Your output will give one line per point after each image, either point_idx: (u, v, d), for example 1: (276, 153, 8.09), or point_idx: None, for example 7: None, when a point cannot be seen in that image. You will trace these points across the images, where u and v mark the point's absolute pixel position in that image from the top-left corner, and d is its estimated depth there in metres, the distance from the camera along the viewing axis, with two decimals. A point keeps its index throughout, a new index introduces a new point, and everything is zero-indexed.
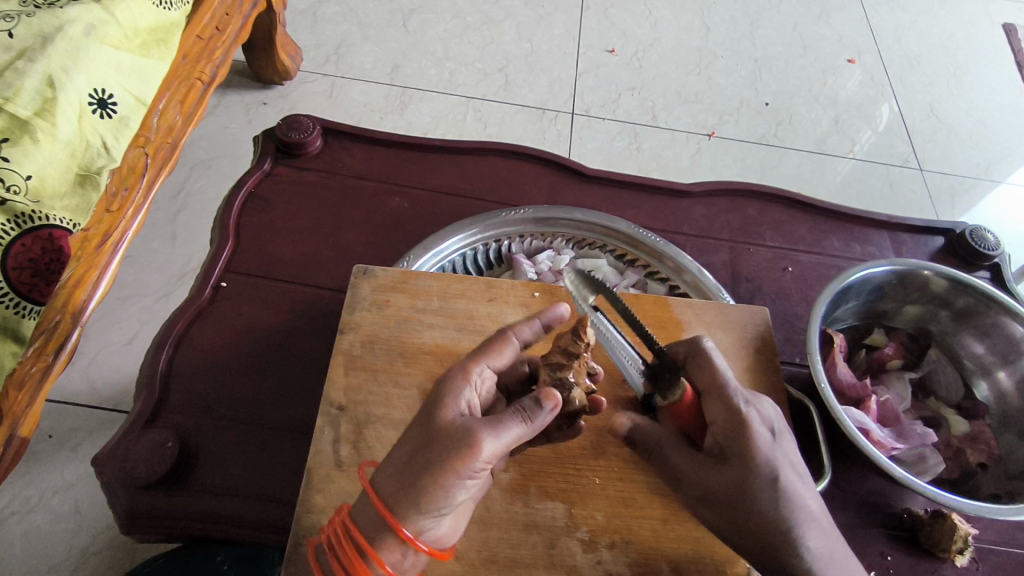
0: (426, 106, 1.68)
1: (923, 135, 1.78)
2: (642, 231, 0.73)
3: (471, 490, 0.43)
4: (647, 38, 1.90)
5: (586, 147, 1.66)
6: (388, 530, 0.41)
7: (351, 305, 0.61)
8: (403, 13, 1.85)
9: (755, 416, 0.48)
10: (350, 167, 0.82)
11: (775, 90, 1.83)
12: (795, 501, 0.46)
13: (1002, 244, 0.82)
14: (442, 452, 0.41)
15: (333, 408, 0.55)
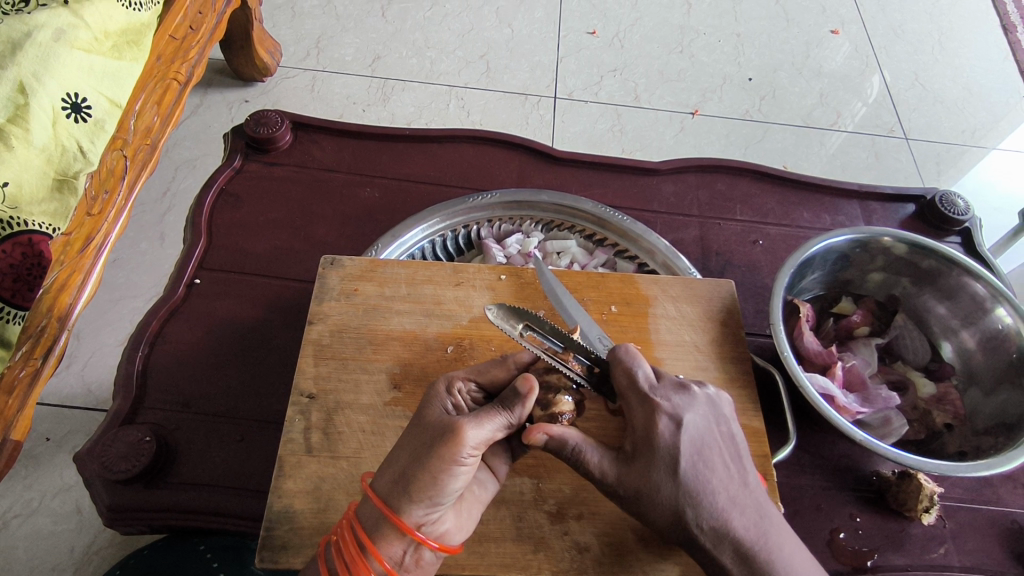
0: (407, 96, 1.68)
1: (909, 105, 1.78)
2: (609, 211, 0.73)
3: (463, 482, 0.43)
4: (628, 18, 1.89)
5: (569, 130, 1.66)
6: (385, 525, 0.42)
7: (319, 295, 0.62)
8: (382, 4, 1.85)
9: (661, 411, 0.48)
10: (320, 161, 0.83)
11: (758, 64, 1.82)
12: (694, 490, 0.47)
13: (972, 209, 0.82)
14: (429, 446, 0.42)
15: (304, 396, 0.57)
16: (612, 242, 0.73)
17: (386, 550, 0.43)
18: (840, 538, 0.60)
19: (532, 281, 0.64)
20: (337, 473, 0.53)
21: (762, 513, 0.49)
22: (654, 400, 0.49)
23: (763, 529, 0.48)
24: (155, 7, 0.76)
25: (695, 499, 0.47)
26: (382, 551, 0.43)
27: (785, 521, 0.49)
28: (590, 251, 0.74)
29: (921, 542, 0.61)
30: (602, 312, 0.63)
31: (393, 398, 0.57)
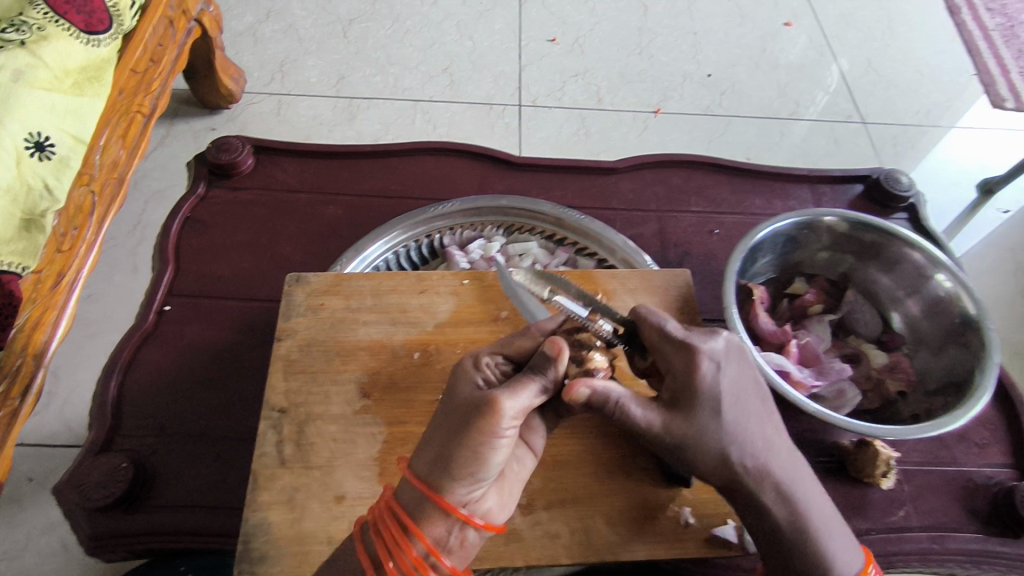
0: (374, 114, 1.70)
1: (864, 90, 1.83)
2: (566, 211, 0.75)
3: (504, 455, 0.42)
4: (586, 24, 1.93)
5: (536, 137, 1.68)
6: (428, 501, 0.40)
7: (286, 312, 0.64)
8: (343, 24, 1.87)
9: (700, 351, 0.49)
10: (284, 182, 0.85)
11: (716, 60, 1.87)
12: (737, 432, 0.49)
13: (916, 185, 0.85)
14: (470, 416, 0.41)
15: (275, 411, 0.58)
16: (571, 241, 0.75)
17: (430, 531, 0.40)
18: None
19: (494, 284, 0.66)
20: (310, 484, 0.54)
21: (788, 456, 0.51)
22: (692, 344, 0.50)
23: (792, 469, 0.50)
24: (115, 41, 0.77)
25: (739, 437, 0.48)
26: (426, 533, 0.40)
27: (802, 462, 0.52)
28: (551, 251, 0.76)
29: (882, 507, 0.63)
30: None
31: (363, 406, 0.58)
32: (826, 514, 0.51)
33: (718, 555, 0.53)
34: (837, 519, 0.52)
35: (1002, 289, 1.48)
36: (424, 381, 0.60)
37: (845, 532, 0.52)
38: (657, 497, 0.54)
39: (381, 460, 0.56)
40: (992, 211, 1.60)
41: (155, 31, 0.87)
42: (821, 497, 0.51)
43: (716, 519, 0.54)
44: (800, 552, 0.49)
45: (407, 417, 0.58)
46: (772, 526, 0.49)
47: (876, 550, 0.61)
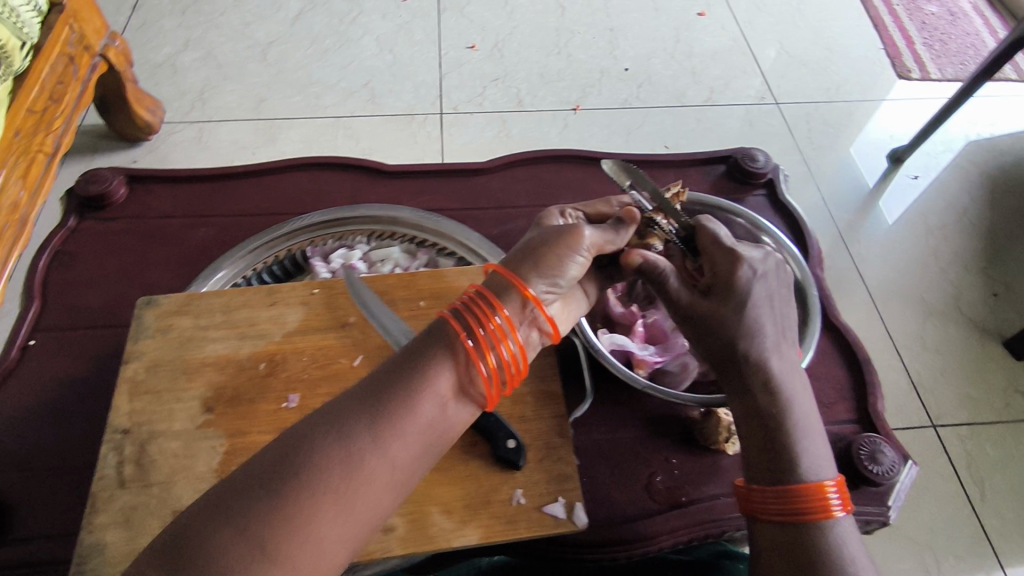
0: (295, 133, 1.64)
1: (775, 73, 1.73)
2: (425, 214, 0.78)
3: (576, 273, 0.57)
4: (506, 27, 1.86)
5: (457, 142, 1.62)
6: (512, 289, 0.54)
7: (135, 335, 0.65)
8: (262, 48, 1.79)
9: (745, 260, 0.57)
10: (156, 209, 0.85)
11: (632, 55, 1.79)
12: (751, 323, 0.56)
13: (773, 161, 0.89)
14: (560, 236, 0.57)
15: (118, 432, 0.60)
16: (432, 243, 0.78)
17: (509, 312, 0.53)
18: (657, 481, 0.66)
19: (343, 293, 0.67)
20: (147, 501, 0.56)
21: (790, 364, 0.58)
22: (739, 252, 0.57)
23: (787, 373, 0.57)
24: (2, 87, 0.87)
25: (748, 335, 0.56)
26: (506, 311, 0.53)
27: (803, 373, 0.59)
28: (414, 253, 0.78)
29: (731, 472, 0.66)
30: (412, 308, 0.67)
31: (206, 421, 0.61)
32: (811, 416, 0.57)
33: (550, 532, 0.55)
34: (819, 424, 0.58)
35: (912, 256, 1.35)
36: (267, 392, 0.62)
37: (824, 439, 0.57)
38: (492, 482, 0.57)
39: (219, 471, 0.58)
40: (901, 177, 1.47)
41: (47, 74, 0.98)
42: (807, 402, 0.57)
43: (546, 497, 0.57)
44: (777, 441, 0.55)
45: (248, 428, 0.60)
46: (758, 413, 0.56)
47: (723, 513, 0.64)
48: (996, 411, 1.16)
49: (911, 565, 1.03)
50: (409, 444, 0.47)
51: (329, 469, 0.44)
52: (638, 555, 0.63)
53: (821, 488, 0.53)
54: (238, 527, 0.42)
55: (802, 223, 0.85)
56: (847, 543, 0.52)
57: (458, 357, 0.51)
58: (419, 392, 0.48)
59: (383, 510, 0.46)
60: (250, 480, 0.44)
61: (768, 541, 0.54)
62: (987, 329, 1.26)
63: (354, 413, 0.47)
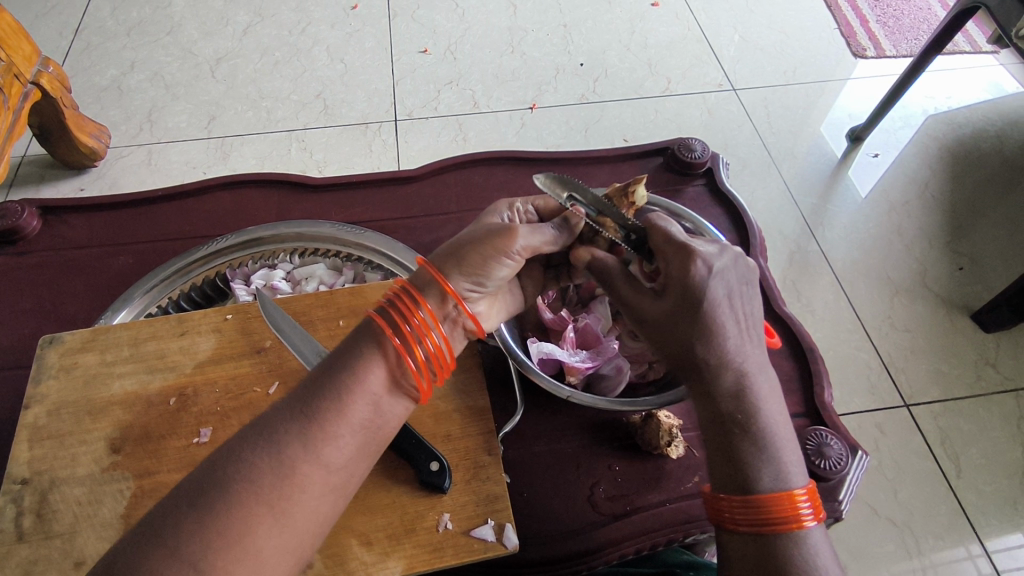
0: (248, 149, 1.45)
1: (749, 62, 1.63)
2: (346, 229, 0.77)
3: (506, 274, 0.54)
4: (458, 29, 1.67)
5: (413, 149, 1.46)
6: (434, 285, 0.52)
7: (37, 377, 0.61)
8: (211, 65, 1.58)
9: (698, 255, 0.51)
10: (72, 240, 0.83)
11: (587, 49, 1.65)
12: (709, 326, 0.51)
13: (710, 150, 0.88)
14: (488, 237, 0.52)
15: (16, 483, 0.55)
16: (355, 256, 0.77)
17: (433, 306, 0.51)
18: (599, 492, 0.63)
19: (259, 316, 0.64)
20: (50, 553, 0.51)
21: (758, 366, 0.53)
22: (692, 247, 0.52)
23: (754, 376, 0.52)
24: None
25: (707, 338, 0.51)
26: (429, 305, 0.51)
27: (773, 373, 0.54)
28: (339, 269, 0.78)
29: (676, 476, 0.64)
30: (330, 328, 0.64)
31: (112, 463, 0.56)
32: (780, 420, 0.53)
33: (480, 558, 0.52)
34: (790, 427, 0.54)
35: (876, 232, 1.34)
36: (178, 427, 0.58)
37: (795, 443, 0.53)
38: (416, 508, 0.54)
39: (126, 517, 0.53)
40: (862, 156, 1.45)
41: None
42: (776, 405, 0.53)
43: (475, 520, 0.53)
44: (743, 450, 0.51)
45: (157, 467, 0.56)
46: (722, 420, 0.52)
47: (670, 520, 0.61)
48: (967, 385, 1.15)
49: (892, 548, 1.00)
50: (342, 446, 0.46)
51: (260, 479, 0.43)
52: (583, 570, 0.60)
53: (791, 498, 0.49)
54: (169, 549, 0.40)
55: (741, 210, 0.83)
56: (819, 553, 0.49)
57: (385, 354, 0.49)
58: (347, 393, 0.47)
59: (323, 515, 0.45)
60: (180, 501, 0.43)
61: (739, 553, 0.51)
62: (955, 303, 1.24)
63: (283, 420, 0.46)
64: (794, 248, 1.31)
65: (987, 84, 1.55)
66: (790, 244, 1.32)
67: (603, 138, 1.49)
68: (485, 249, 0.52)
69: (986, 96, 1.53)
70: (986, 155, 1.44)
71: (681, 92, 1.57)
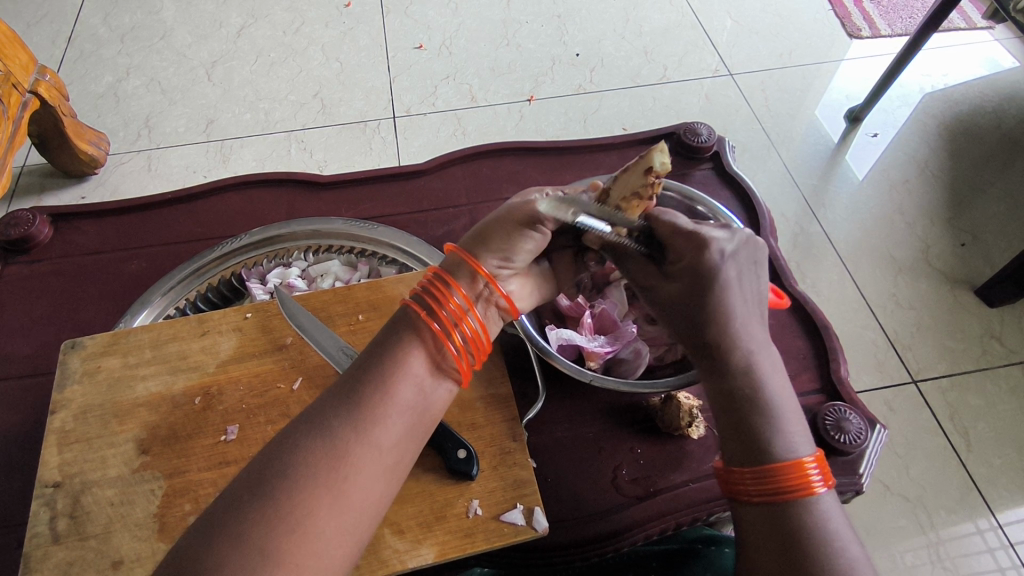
0: (248, 151, 1.45)
1: (735, 42, 1.64)
2: (359, 226, 0.78)
3: (532, 249, 0.54)
4: (452, 23, 1.67)
5: (413, 146, 1.46)
6: (466, 267, 0.53)
7: (61, 382, 0.61)
8: (206, 68, 1.58)
9: (712, 243, 0.51)
10: (85, 246, 0.83)
11: (583, 39, 1.65)
12: (721, 307, 0.51)
13: (714, 134, 0.88)
14: (509, 212, 0.53)
15: (48, 487, 0.55)
16: (369, 252, 0.78)
17: (465, 290, 0.53)
18: (623, 474, 0.64)
19: (279, 314, 0.65)
20: (86, 555, 0.52)
21: (764, 343, 0.53)
22: (702, 234, 0.52)
23: (760, 351, 0.53)
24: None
25: (718, 316, 0.51)
26: (462, 289, 0.52)
27: (776, 350, 0.54)
28: (354, 265, 0.79)
29: (698, 456, 0.65)
30: (350, 322, 0.65)
31: (142, 463, 0.56)
32: (785, 395, 0.53)
33: (511, 542, 0.53)
34: (795, 401, 0.54)
35: (877, 212, 1.34)
36: (206, 426, 0.58)
37: (801, 415, 0.54)
38: (447, 495, 0.54)
39: (159, 516, 0.54)
40: (861, 137, 1.45)
41: None
42: (781, 381, 0.53)
43: (504, 505, 0.54)
44: (754, 424, 0.51)
45: (187, 466, 0.56)
46: (731, 394, 0.52)
47: (692, 500, 0.62)
48: (973, 359, 1.16)
49: (905, 523, 1.01)
50: (390, 428, 0.46)
51: (316, 464, 0.43)
52: (610, 552, 0.61)
53: (801, 466, 0.50)
54: (234, 537, 0.40)
55: (749, 191, 0.84)
56: (831, 520, 0.49)
57: (424, 339, 0.50)
58: (392, 377, 0.48)
59: (379, 498, 0.45)
60: (240, 489, 0.43)
61: (756, 524, 0.50)
62: (958, 279, 1.25)
63: (331, 408, 0.46)
64: (797, 231, 1.31)
65: (983, 60, 1.56)
66: (793, 226, 1.32)
67: (603, 127, 1.49)
68: (511, 226, 0.53)
69: (982, 71, 1.54)
70: (984, 131, 1.44)
71: (677, 79, 1.57)
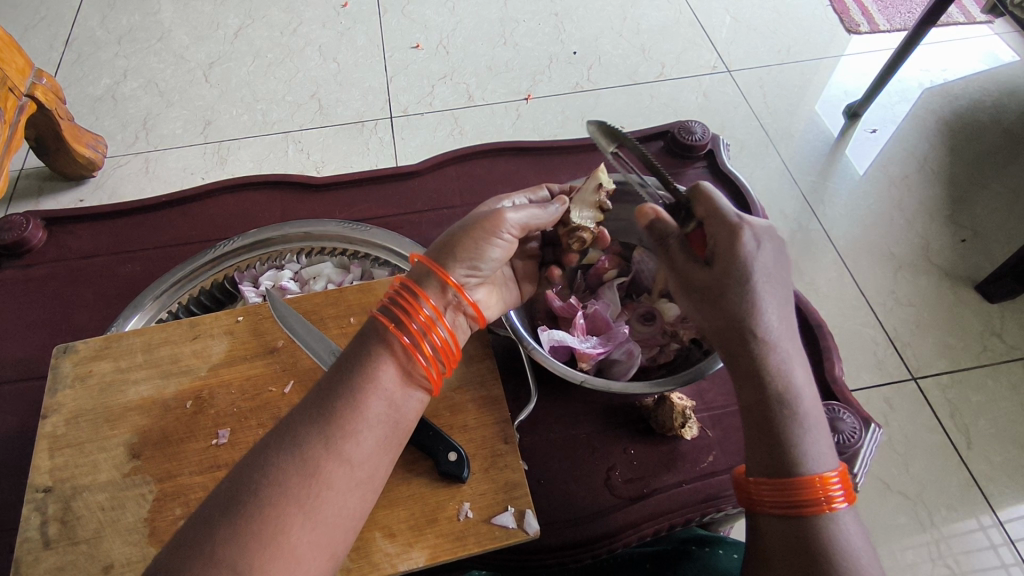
0: (245, 153, 1.45)
1: (734, 38, 1.63)
2: (351, 228, 0.78)
3: (499, 256, 0.55)
4: (449, 22, 1.66)
5: (410, 146, 1.46)
6: (432, 276, 0.53)
7: (52, 387, 0.61)
8: (203, 69, 1.58)
9: (745, 228, 0.53)
10: (78, 250, 0.83)
11: (580, 37, 1.64)
12: (756, 297, 0.51)
13: (709, 132, 0.88)
14: (476, 221, 0.54)
15: (39, 492, 0.55)
16: (362, 254, 0.78)
17: (434, 300, 0.52)
18: (616, 475, 0.64)
19: (270, 317, 0.64)
20: (77, 560, 0.52)
21: (799, 353, 0.53)
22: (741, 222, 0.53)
23: (792, 360, 0.53)
24: None
25: (752, 310, 0.51)
26: (430, 299, 0.52)
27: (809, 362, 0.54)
28: (347, 267, 0.79)
29: (691, 456, 0.65)
30: (342, 325, 0.65)
31: (133, 468, 0.56)
32: (815, 407, 0.52)
33: (501, 544, 0.52)
34: (823, 415, 0.53)
35: (875, 208, 1.34)
36: (197, 430, 0.58)
37: (827, 430, 0.53)
38: (437, 499, 0.54)
39: (150, 521, 0.54)
40: (860, 133, 1.45)
41: None
42: (812, 394, 0.53)
43: (495, 508, 0.54)
44: (782, 432, 0.51)
45: (178, 470, 0.56)
46: (764, 400, 0.52)
47: (685, 501, 0.62)
48: (973, 356, 1.15)
49: (905, 521, 1.00)
50: (362, 442, 0.46)
51: (286, 481, 0.43)
52: (603, 553, 0.60)
53: (823, 480, 0.49)
54: (204, 557, 0.40)
55: (743, 190, 0.84)
56: (851, 536, 0.49)
57: (394, 351, 0.49)
58: (362, 391, 0.47)
59: (353, 511, 0.45)
60: (211, 509, 0.43)
61: (776, 538, 0.50)
62: (958, 275, 1.24)
63: (301, 425, 0.46)
64: (795, 228, 1.31)
65: (982, 55, 1.55)
66: (791, 223, 1.32)
67: None
68: (478, 234, 0.54)
69: (982, 66, 1.53)
70: (983, 126, 1.43)
71: (675, 76, 1.57)
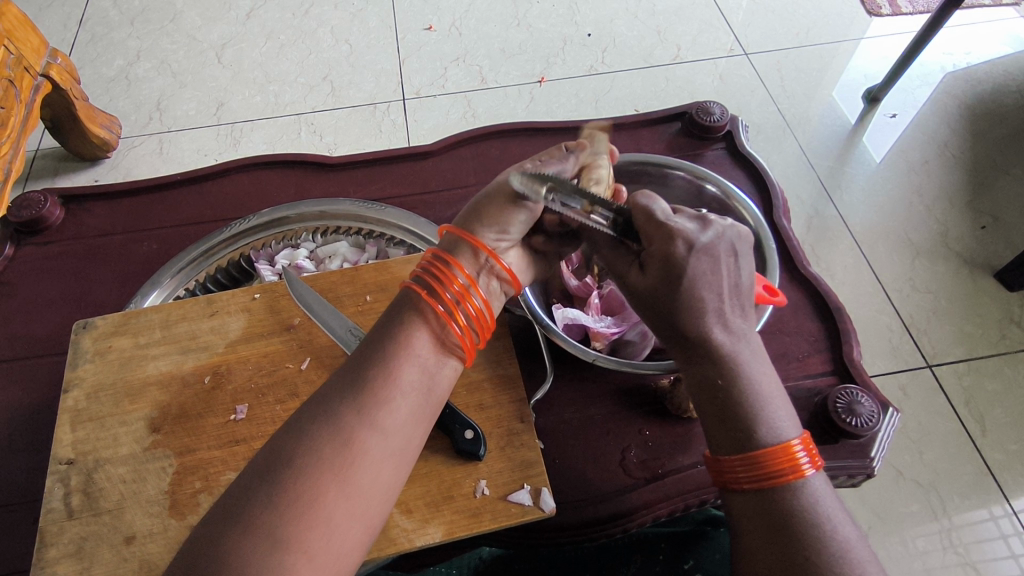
0: (258, 134, 1.45)
1: (754, 20, 1.60)
2: (364, 205, 0.78)
3: (527, 221, 0.54)
4: (462, 4, 1.64)
5: (424, 128, 1.45)
6: (464, 244, 0.53)
7: (72, 362, 0.61)
8: (216, 51, 1.57)
9: (680, 235, 0.49)
10: (96, 228, 0.84)
11: (595, 18, 1.62)
12: (692, 292, 0.49)
13: (727, 113, 0.87)
14: (503, 186, 0.54)
15: (62, 464, 0.56)
16: (377, 233, 0.78)
17: (467, 267, 0.53)
18: (631, 455, 0.64)
19: (287, 296, 0.65)
20: (100, 530, 0.53)
21: (743, 333, 0.51)
22: (674, 226, 0.50)
23: (735, 343, 0.50)
24: None
25: (692, 311, 0.49)
26: (464, 267, 0.52)
27: (758, 339, 0.52)
28: (362, 246, 0.80)
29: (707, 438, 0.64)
30: (358, 303, 0.65)
31: (153, 442, 0.57)
32: (775, 384, 0.51)
33: (517, 521, 0.53)
34: (779, 382, 0.52)
35: (894, 194, 1.31)
36: (215, 405, 0.59)
37: (784, 396, 0.52)
38: (454, 476, 0.54)
39: (171, 493, 0.54)
40: (879, 117, 1.42)
41: None
42: (762, 366, 0.51)
43: (511, 485, 0.54)
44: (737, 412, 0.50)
45: (197, 444, 0.57)
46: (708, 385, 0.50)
47: (701, 482, 0.62)
48: (991, 343, 1.13)
49: (917, 508, 1.00)
50: (396, 411, 0.47)
51: (323, 450, 0.44)
52: (617, 532, 0.61)
53: (786, 452, 0.48)
54: (243, 524, 0.41)
55: (763, 172, 0.83)
56: (822, 501, 0.48)
57: (428, 318, 0.50)
58: (397, 358, 0.48)
59: (388, 481, 0.46)
60: (247, 480, 0.44)
61: (744, 515, 0.49)
62: (977, 262, 1.22)
63: (336, 396, 0.47)
64: (813, 213, 1.29)
65: (1006, 38, 1.51)
66: (808, 209, 1.30)
67: (616, 109, 1.47)
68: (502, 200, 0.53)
69: (1007, 50, 1.49)
70: (1007, 110, 1.40)
71: (692, 58, 1.54)
